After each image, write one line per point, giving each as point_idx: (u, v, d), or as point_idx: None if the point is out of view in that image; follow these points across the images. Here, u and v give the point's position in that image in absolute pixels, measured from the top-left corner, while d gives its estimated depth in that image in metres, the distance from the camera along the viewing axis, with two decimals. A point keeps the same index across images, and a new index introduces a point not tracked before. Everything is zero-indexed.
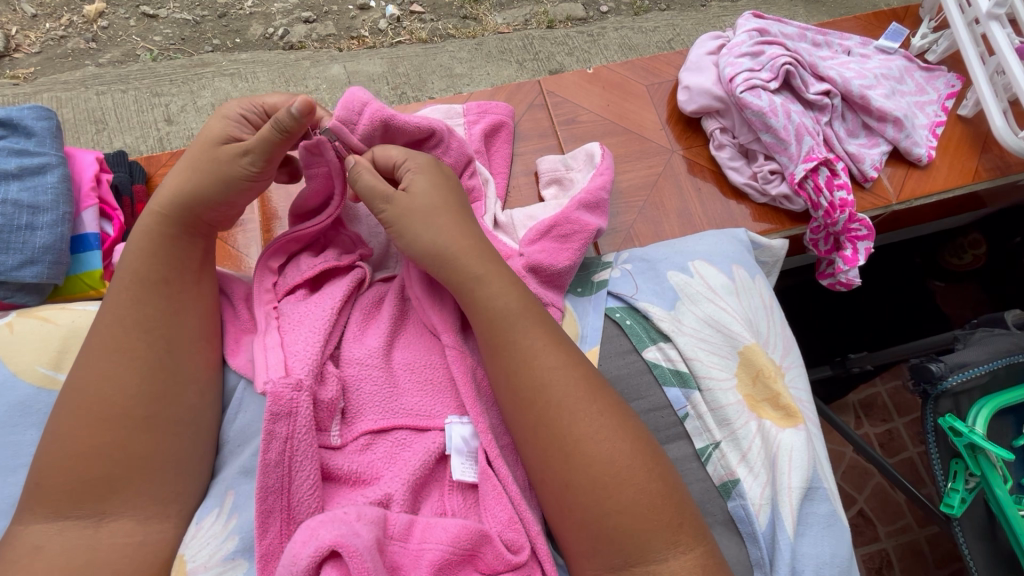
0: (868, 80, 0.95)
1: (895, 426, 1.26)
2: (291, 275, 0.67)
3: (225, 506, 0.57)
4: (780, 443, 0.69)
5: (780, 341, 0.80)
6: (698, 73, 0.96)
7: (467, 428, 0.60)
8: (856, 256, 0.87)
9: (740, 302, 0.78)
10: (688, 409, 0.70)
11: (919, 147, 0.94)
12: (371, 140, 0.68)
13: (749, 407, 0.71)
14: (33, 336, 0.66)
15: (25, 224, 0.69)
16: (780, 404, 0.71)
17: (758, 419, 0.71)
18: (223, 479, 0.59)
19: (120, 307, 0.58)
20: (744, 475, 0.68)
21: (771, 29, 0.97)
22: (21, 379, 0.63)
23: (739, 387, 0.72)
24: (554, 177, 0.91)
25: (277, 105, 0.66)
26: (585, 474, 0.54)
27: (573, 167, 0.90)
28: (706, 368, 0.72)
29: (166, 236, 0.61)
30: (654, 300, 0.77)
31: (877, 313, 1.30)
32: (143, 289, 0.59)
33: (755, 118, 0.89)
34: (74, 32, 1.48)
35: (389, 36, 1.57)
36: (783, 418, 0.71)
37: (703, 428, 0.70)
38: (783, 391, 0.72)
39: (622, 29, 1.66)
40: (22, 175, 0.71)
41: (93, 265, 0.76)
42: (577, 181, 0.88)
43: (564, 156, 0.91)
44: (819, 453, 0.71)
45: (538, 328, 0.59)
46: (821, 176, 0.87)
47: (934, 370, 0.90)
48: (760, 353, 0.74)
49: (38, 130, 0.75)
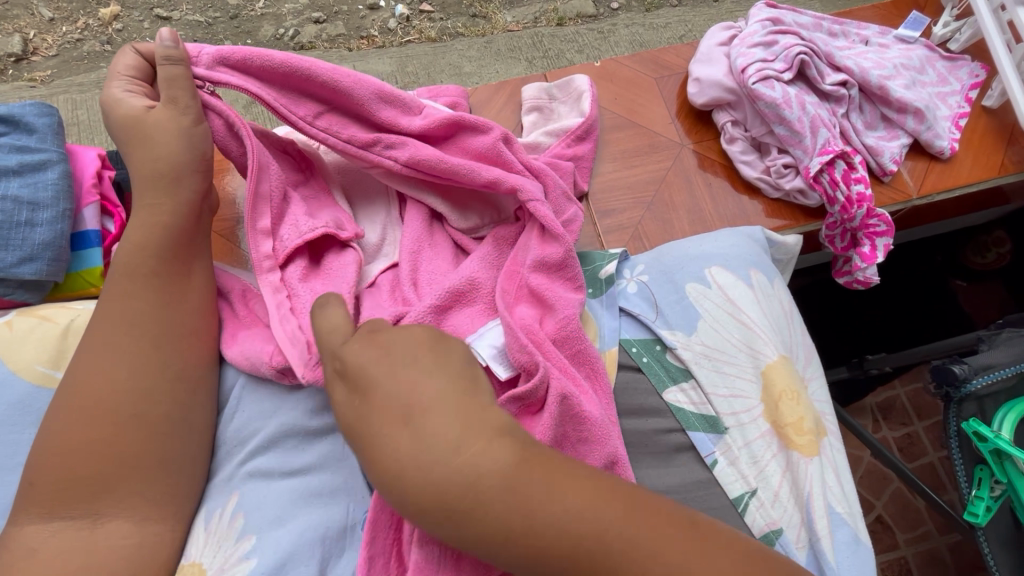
0: (888, 69, 0.91)
1: (915, 430, 1.22)
2: (290, 237, 0.65)
3: (227, 508, 0.58)
4: (808, 476, 0.67)
5: (801, 349, 0.77)
6: (708, 64, 0.93)
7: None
8: (875, 253, 0.84)
9: (762, 312, 0.75)
10: (716, 455, 0.68)
11: (941, 139, 0.90)
12: (301, 106, 0.68)
13: (776, 437, 0.69)
14: (33, 336, 0.66)
15: (24, 221, 0.67)
16: (804, 429, 0.69)
17: (785, 450, 0.68)
18: (229, 480, 0.60)
19: (113, 301, 0.58)
20: (774, 513, 0.65)
21: (785, 18, 0.94)
22: (19, 377, 0.64)
23: (767, 417, 0.70)
24: (536, 105, 0.93)
25: (127, 67, 0.66)
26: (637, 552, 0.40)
27: (557, 98, 0.94)
28: (730, 404, 0.70)
29: (162, 224, 0.60)
30: (676, 326, 0.74)
31: (895, 311, 1.26)
32: (135, 281, 0.58)
33: (768, 110, 0.85)
34: (90, 35, 1.51)
35: (398, 35, 1.58)
36: (808, 444, 0.69)
37: (737, 475, 0.67)
38: (805, 415, 0.70)
39: (634, 25, 1.65)
40: (22, 171, 0.69)
41: (93, 262, 0.75)
42: (561, 114, 0.93)
43: (548, 85, 0.94)
44: (844, 473, 0.70)
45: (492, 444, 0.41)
46: (838, 169, 0.84)
47: (958, 372, 0.85)
48: (784, 371, 0.72)
49: (40, 127, 0.73)
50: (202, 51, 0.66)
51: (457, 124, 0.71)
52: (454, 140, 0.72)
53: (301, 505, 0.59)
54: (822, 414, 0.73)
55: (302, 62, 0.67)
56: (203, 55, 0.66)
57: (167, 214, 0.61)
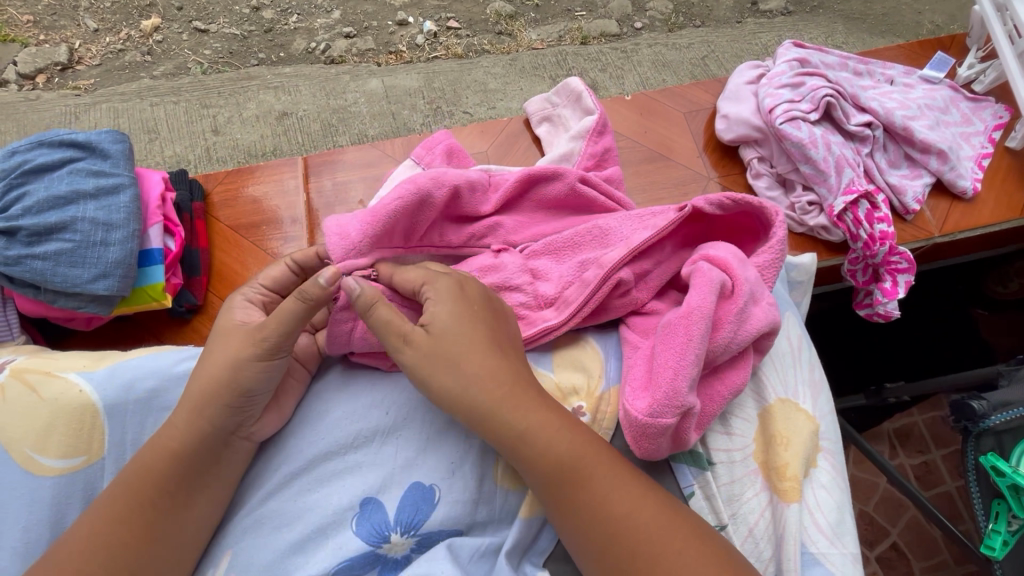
0: (912, 110, 0.94)
1: (932, 458, 1.23)
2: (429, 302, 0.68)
3: (222, 564, 0.63)
4: (787, 519, 0.70)
5: (808, 389, 0.79)
6: (737, 102, 0.97)
7: (496, 505, 0.65)
8: (896, 289, 0.86)
9: (772, 364, 0.79)
10: (694, 488, 0.71)
11: (964, 179, 0.92)
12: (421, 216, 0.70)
13: (762, 476, 0.72)
14: (20, 408, 0.67)
15: (99, 241, 0.73)
16: (789, 475, 0.71)
17: (768, 491, 0.72)
18: (226, 536, 0.64)
19: (153, 457, 0.61)
20: (749, 549, 0.69)
21: (811, 58, 0.97)
22: (7, 456, 0.65)
23: (756, 456, 0.73)
24: (545, 116, 1.04)
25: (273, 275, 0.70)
26: (589, 491, 0.57)
27: (558, 103, 1.03)
28: (720, 441, 0.73)
29: (217, 399, 0.62)
30: None
31: (913, 343, 1.30)
32: (182, 445, 0.61)
33: (795, 149, 0.89)
34: (131, 46, 1.60)
35: (426, 51, 1.65)
36: (788, 491, 0.71)
37: (711, 509, 0.71)
38: (791, 462, 0.72)
39: (656, 45, 1.69)
40: (97, 194, 0.75)
41: (156, 278, 0.80)
42: (565, 116, 1.01)
43: (548, 95, 1.04)
44: (837, 516, 0.72)
45: (563, 431, 0.58)
46: (861, 210, 0.87)
47: (976, 407, 0.88)
48: (783, 413, 0.75)
49: (114, 153, 0.78)
50: (348, 229, 0.67)
51: (533, 179, 0.80)
52: (532, 194, 0.81)
53: (292, 558, 0.62)
54: (828, 451, 0.76)
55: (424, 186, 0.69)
56: (357, 241, 0.67)
57: (217, 386, 0.62)
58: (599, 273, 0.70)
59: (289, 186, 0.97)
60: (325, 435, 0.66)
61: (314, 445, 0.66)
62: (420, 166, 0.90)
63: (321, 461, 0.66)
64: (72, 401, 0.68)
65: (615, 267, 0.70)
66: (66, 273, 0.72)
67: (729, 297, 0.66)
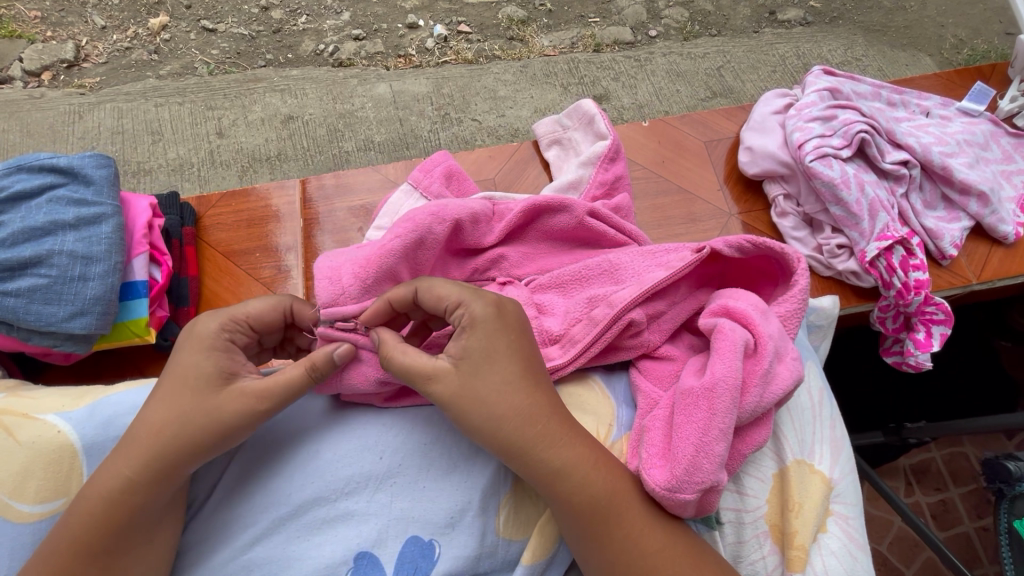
0: (950, 146, 0.88)
1: (951, 496, 1.16)
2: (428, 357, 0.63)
3: None
4: None
5: (827, 444, 0.72)
6: (762, 134, 0.91)
7: (501, 556, 0.60)
8: (930, 341, 0.80)
9: (790, 417, 0.72)
10: None
11: (1005, 224, 0.86)
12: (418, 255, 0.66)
13: (773, 540, 0.67)
14: None
15: (77, 276, 0.69)
16: (799, 543, 0.65)
17: (778, 555, 0.66)
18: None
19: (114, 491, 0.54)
20: None
21: (843, 88, 0.91)
22: None
23: (768, 518, 0.67)
24: (554, 139, 0.98)
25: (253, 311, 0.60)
26: (620, 535, 0.55)
27: (569, 126, 0.97)
28: (729, 500, 0.67)
29: (192, 435, 0.55)
30: None
31: (939, 382, 1.23)
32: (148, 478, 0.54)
33: (825, 189, 0.83)
34: (138, 44, 1.54)
35: (435, 55, 1.58)
36: (796, 559, 0.65)
37: None
38: (802, 529, 0.66)
39: (671, 54, 1.63)
40: (78, 225, 0.70)
41: (138, 313, 0.76)
42: (576, 140, 0.96)
43: (558, 117, 0.98)
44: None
45: (598, 469, 0.56)
46: (895, 255, 0.81)
47: (1012, 468, 0.83)
48: (800, 475, 0.69)
49: (97, 179, 0.73)
50: (341, 273, 0.63)
51: (539, 209, 0.73)
52: (538, 224, 0.75)
53: None
54: (842, 515, 0.69)
55: (423, 224, 0.64)
56: (348, 286, 0.62)
57: (193, 419, 0.55)
58: (609, 312, 0.64)
59: (284, 210, 0.92)
60: (316, 480, 0.61)
61: (303, 489, 0.60)
62: (417, 192, 0.84)
63: (311, 507, 0.60)
64: (49, 443, 0.62)
65: (626, 307, 0.64)
66: (40, 311, 0.67)
67: (754, 356, 0.59)
